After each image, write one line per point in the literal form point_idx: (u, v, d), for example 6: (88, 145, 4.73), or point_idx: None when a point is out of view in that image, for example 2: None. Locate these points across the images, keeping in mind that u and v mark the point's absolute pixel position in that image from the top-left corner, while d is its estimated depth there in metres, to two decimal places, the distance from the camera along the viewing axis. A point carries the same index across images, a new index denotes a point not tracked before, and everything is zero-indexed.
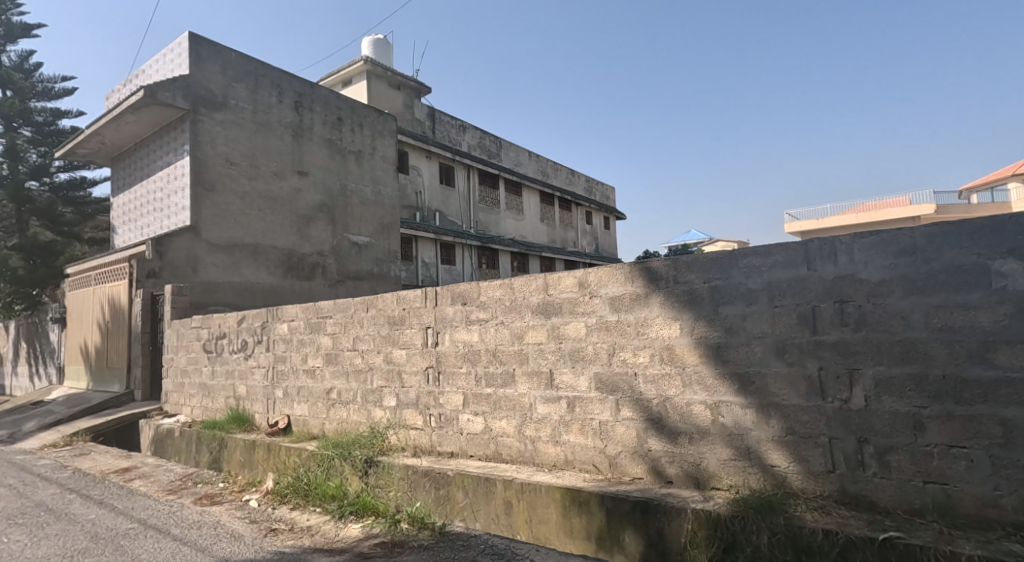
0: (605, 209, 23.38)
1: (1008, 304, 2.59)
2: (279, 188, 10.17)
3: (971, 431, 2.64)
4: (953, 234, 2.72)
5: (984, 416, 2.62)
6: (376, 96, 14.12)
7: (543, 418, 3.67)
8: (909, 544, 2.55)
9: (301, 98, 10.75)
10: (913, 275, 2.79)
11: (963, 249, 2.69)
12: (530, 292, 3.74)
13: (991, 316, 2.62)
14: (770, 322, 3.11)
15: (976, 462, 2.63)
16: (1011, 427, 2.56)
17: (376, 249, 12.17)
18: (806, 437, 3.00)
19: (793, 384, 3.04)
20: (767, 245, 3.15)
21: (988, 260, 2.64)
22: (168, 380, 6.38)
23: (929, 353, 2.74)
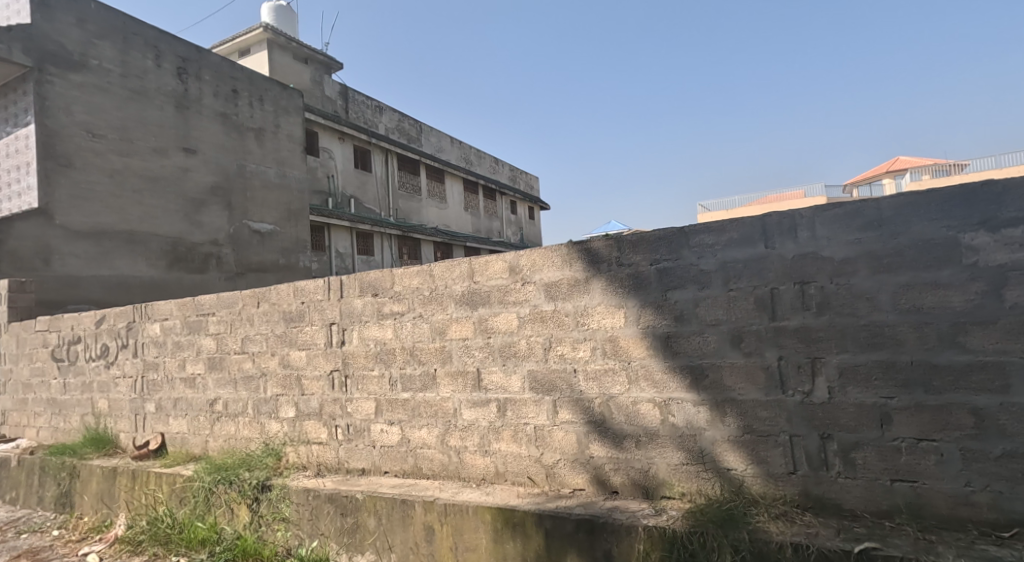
0: (530, 199, 23.30)
1: (980, 281, 2.50)
2: (159, 166, 9.18)
3: (940, 423, 2.58)
4: (921, 206, 2.56)
5: (954, 405, 2.56)
6: (277, 67, 13.16)
7: (470, 425, 3.20)
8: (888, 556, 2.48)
9: (185, 65, 9.80)
10: (881, 251, 2.61)
11: (933, 222, 2.55)
12: (453, 280, 3.26)
13: (961, 296, 2.52)
14: (725, 309, 2.80)
15: (946, 457, 2.58)
16: (983, 417, 2.52)
17: (284, 237, 11.34)
18: (766, 436, 2.78)
19: (751, 376, 2.78)
20: (720, 221, 2.80)
21: (958, 234, 2.52)
22: (6, 398, 5.45)
23: (897, 337, 2.61)
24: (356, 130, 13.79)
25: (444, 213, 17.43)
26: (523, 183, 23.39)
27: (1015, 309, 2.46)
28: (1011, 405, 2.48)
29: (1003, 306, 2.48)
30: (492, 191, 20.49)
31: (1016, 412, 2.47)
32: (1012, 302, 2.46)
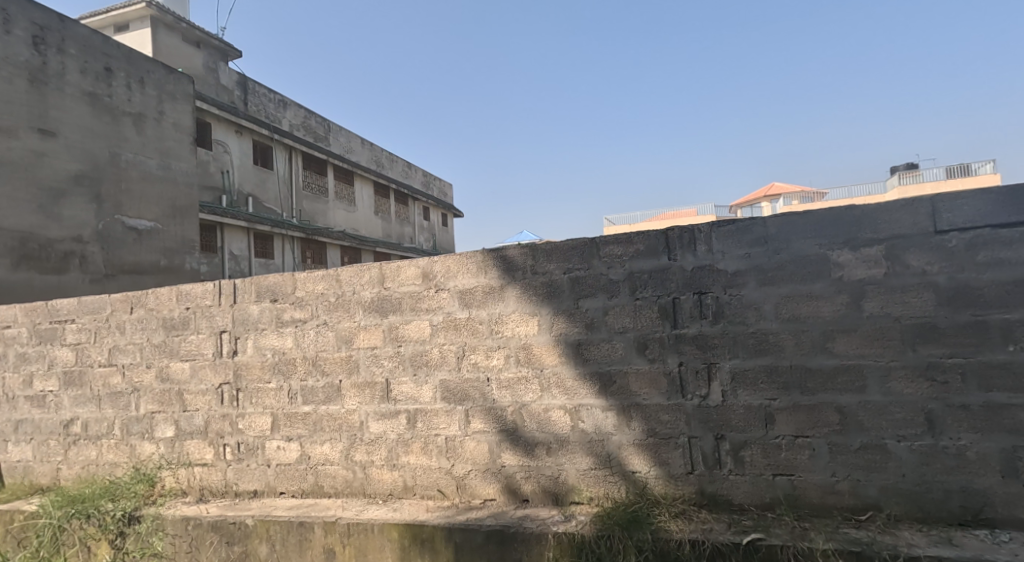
0: (443, 205, 23.09)
1: (845, 294, 2.85)
2: (6, 147, 7.29)
3: (813, 421, 2.88)
4: (800, 226, 2.88)
5: (824, 405, 2.87)
6: (161, 48, 11.83)
7: (377, 438, 3.18)
8: (771, 546, 2.72)
9: (42, 31, 7.99)
10: (767, 264, 2.89)
11: (809, 240, 2.88)
12: (361, 285, 3.21)
13: (830, 306, 2.86)
14: (631, 317, 2.97)
15: (817, 451, 2.88)
16: (845, 414, 2.86)
17: (167, 237, 9.64)
18: (667, 439, 2.95)
19: (654, 382, 2.95)
20: (629, 233, 2.97)
21: (828, 251, 2.87)
22: None
23: (779, 344, 2.88)
24: (255, 124, 12.59)
25: (354, 215, 16.67)
26: (436, 189, 23.10)
27: (871, 318, 2.84)
28: (868, 402, 2.84)
29: (863, 315, 2.84)
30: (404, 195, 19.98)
31: (872, 409, 2.84)
32: (869, 312, 2.84)
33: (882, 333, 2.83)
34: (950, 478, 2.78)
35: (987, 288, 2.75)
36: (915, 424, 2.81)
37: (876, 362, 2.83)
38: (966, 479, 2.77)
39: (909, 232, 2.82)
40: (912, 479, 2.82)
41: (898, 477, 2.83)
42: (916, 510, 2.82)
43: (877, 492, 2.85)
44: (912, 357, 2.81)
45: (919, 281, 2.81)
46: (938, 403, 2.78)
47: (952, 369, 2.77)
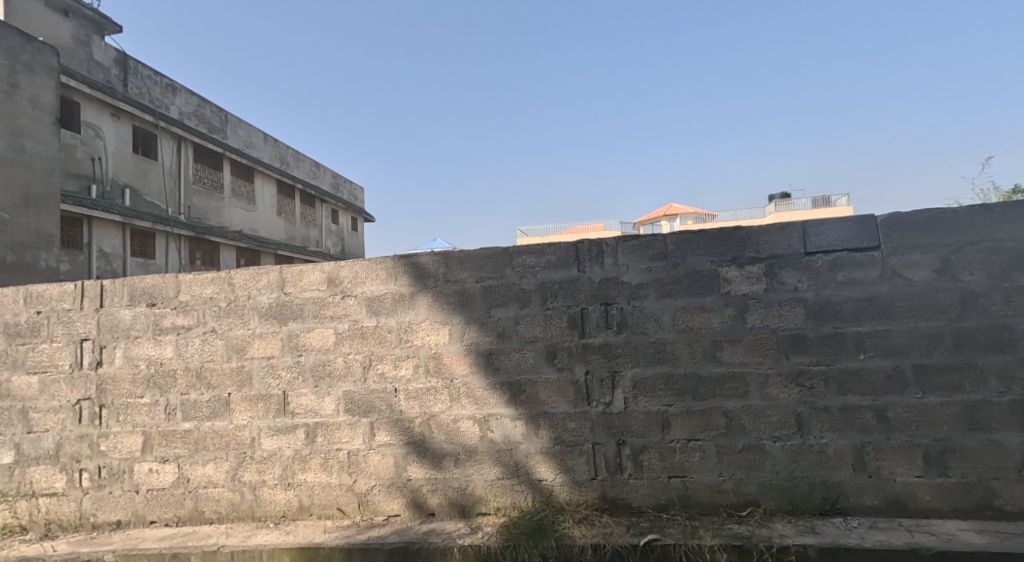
0: (353, 207, 22.09)
1: (732, 307, 3.10)
2: None
3: (703, 425, 3.09)
4: (696, 242, 3.09)
5: (713, 409, 3.09)
6: (18, 11, 10.06)
7: (270, 454, 3.16)
8: (665, 545, 2.89)
9: None
10: (665, 277, 3.08)
11: (702, 256, 3.10)
12: (258, 289, 3.21)
13: (719, 318, 3.09)
14: (541, 326, 3.11)
15: (706, 453, 3.09)
16: (731, 418, 3.09)
17: (15, 228, 7.69)
18: (573, 445, 3.10)
19: (562, 390, 3.10)
20: (541, 244, 3.12)
21: (718, 267, 3.10)
22: None
23: (675, 352, 3.08)
24: (135, 108, 11.16)
25: (252, 215, 15.37)
26: (345, 192, 22.05)
27: (753, 329, 3.10)
28: (750, 407, 3.10)
29: (746, 327, 3.11)
30: (309, 196, 18.83)
31: (752, 413, 3.10)
32: (751, 324, 3.10)
33: (761, 343, 3.10)
34: (814, 473, 3.11)
35: (845, 304, 3.12)
36: (787, 425, 3.10)
37: (757, 371, 3.10)
38: (826, 473, 3.11)
39: (785, 252, 3.13)
40: (784, 475, 3.11)
41: (773, 474, 3.11)
42: (787, 504, 3.11)
43: (755, 489, 3.11)
44: (785, 365, 3.11)
45: (792, 297, 3.13)
46: (806, 406, 3.10)
47: (817, 376, 3.10)
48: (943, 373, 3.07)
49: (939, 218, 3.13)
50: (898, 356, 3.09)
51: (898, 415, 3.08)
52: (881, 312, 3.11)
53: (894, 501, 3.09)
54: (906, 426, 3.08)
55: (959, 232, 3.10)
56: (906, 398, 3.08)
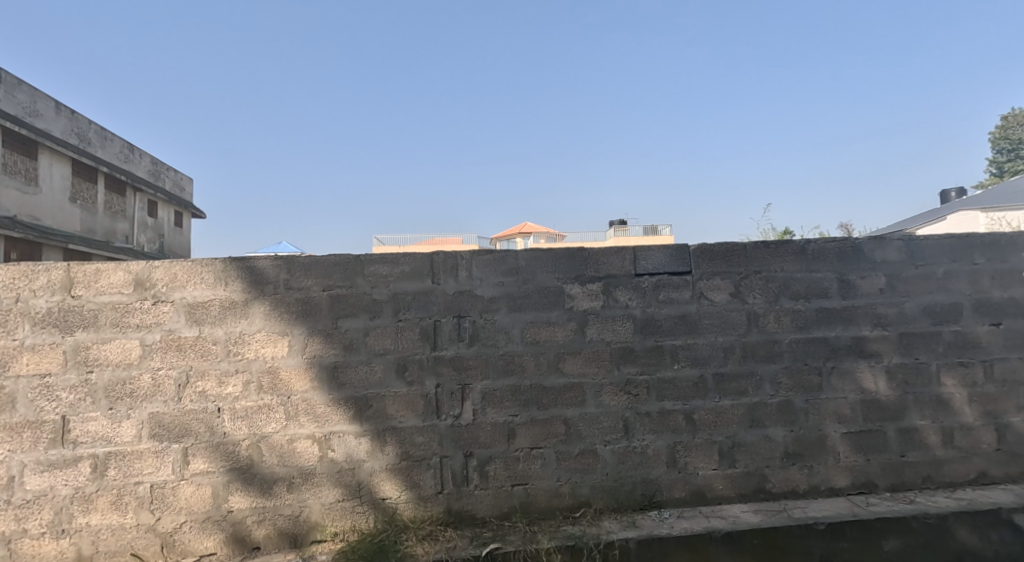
0: (177, 199, 19.04)
1: (574, 321, 3.37)
2: None
3: (545, 433, 3.30)
4: (544, 260, 3.34)
5: (554, 418, 3.31)
6: None
7: (37, 496, 2.90)
8: (505, 552, 3.01)
9: None
10: (516, 292, 3.30)
11: (549, 273, 3.36)
12: (36, 290, 2.94)
13: (563, 332, 3.35)
14: (392, 338, 3.17)
15: (546, 460, 3.30)
16: (569, 425, 3.33)
17: None
18: (420, 460, 3.17)
19: (411, 404, 3.17)
20: (395, 254, 3.20)
21: (563, 284, 3.37)
22: None
23: (522, 364, 3.28)
24: None
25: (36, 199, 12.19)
26: (167, 180, 18.98)
27: (591, 342, 3.38)
28: (586, 414, 3.36)
29: (585, 340, 3.38)
30: (118, 183, 15.79)
31: (588, 420, 3.36)
32: (590, 337, 3.38)
33: (597, 356, 3.39)
34: (635, 472, 3.43)
35: (664, 320, 3.52)
36: (616, 430, 3.40)
37: (593, 381, 3.37)
38: (645, 472, 3.46)
39: (618, 273, 3.46)
40: (612, 476, 3.40)
41: (603, 476, 3.38)
42: (613, 502, 3.39)
43: (588, 491, 3.36)
44: (616, 375, 3.41)
45: (623, 313, 3.46)
46: (632, 411, 3.43)
47: (642, 384, 3.45)
48: (735, 380, 3.62)
49: (733, 250, 3.68)
50: (702, 366, 3.56)
51: (701, 417, 3.55)
52: (692, 327, 3.56)
53: (695, 492, 3.55)
54: (707, 426, 3.55)
55: (746, 262, 3.69)
56: (707, 401, 3.56)
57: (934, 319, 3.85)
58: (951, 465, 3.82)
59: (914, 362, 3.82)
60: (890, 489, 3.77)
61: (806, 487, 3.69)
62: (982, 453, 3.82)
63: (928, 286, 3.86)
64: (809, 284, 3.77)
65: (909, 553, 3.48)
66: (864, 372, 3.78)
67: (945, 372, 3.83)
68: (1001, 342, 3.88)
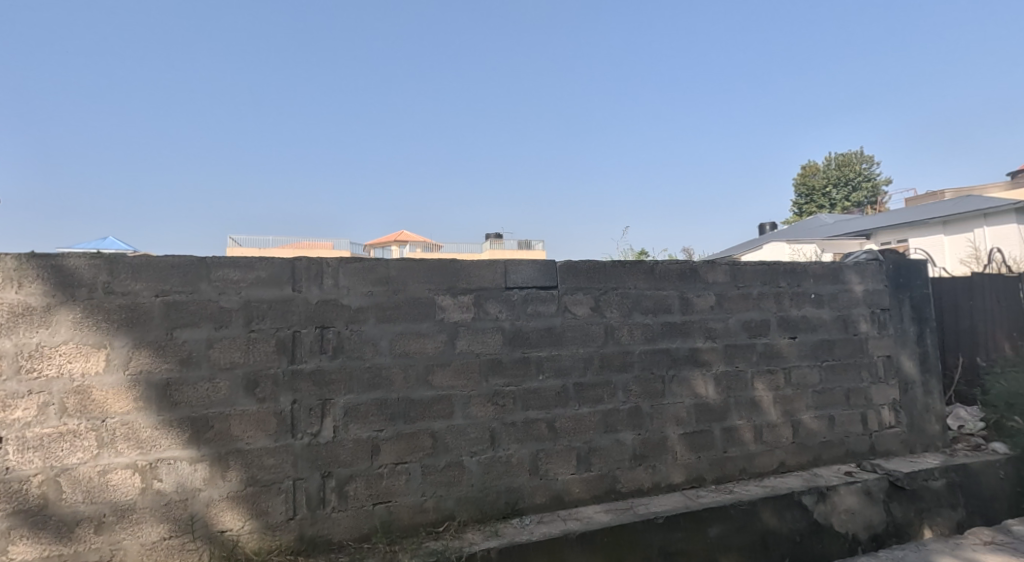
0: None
1: (445, 333, 3.53)
2: None
3: (411, 447, 3.39)
4: (415, 271, 3.49)
5: (421, 431, 3.42)
6: None
7: None
8: None
9: None
10: (387, 302, 3.42)
11: (421, 284, 3.51)
12: None
13: (433, 344, 3.50)
14: (241, 351, 3.07)
15: (412, 475, 3.38)
16: (437, 438, 3.45)
17: None
18: (269, 485, 3.08)
19: (261, 423, 3.08)
20: (249, 259, 3.13)
21: (435, 295, 3.53)
22: None
23: (389, 377, 3.37)
24: None
25: None
26: None
27: (461, 354, 3.56)
28: (453, 426, 3.49)
29: (455, 352, 3.55)
30: None
31: (455, 432, 3.49)
32: (460, 348, 3.56)
33: (467, 367, 3.56)
34: (500, 481, 3.59)
35: (531, 332, 3.75)
36: (482, 440, 3.55)
37: (461, 392, 3.53)
38: (510, 481, 3.62)
39: (489, 285, 3.68)
40: (478, 487, 3.53)
41: (468, 488, 3.51)
42: (478, 513, 3.51)
43: (453, 503, 3.46)
44: (484, 387, 3.60)
45: (493, 325, 3.66)
46: (499, 422, 3.61)
47: (508, 395, 3.65)
48: (592, 388, 3.88)
49: (596, 269, 3.97)
50: (564, 377, 3.81)
51: (562, 425, 3.77)
52: (556, 339, 3.82)
53: (554, 497, 3.73)
54: (567, 433, 3.79)
55: (605, 280, 3.99)
56: (568, 409, 3.80)
57: (750, 333, 4.42)
58: (761, 459, 4.37)
59: (735, 370, 4.34)
60: (716, 482, 4.20)
61: (650, 485, 4.00)
62: (782, 447, 4.44)
63: (746, 305, 4.43)
64: (656, 301, 4.13)
65: (729, 538, 3.87)
66: (697, 379, 4.18)
67: (758, 378, 4.41)
68: (797, 352, 4.58)
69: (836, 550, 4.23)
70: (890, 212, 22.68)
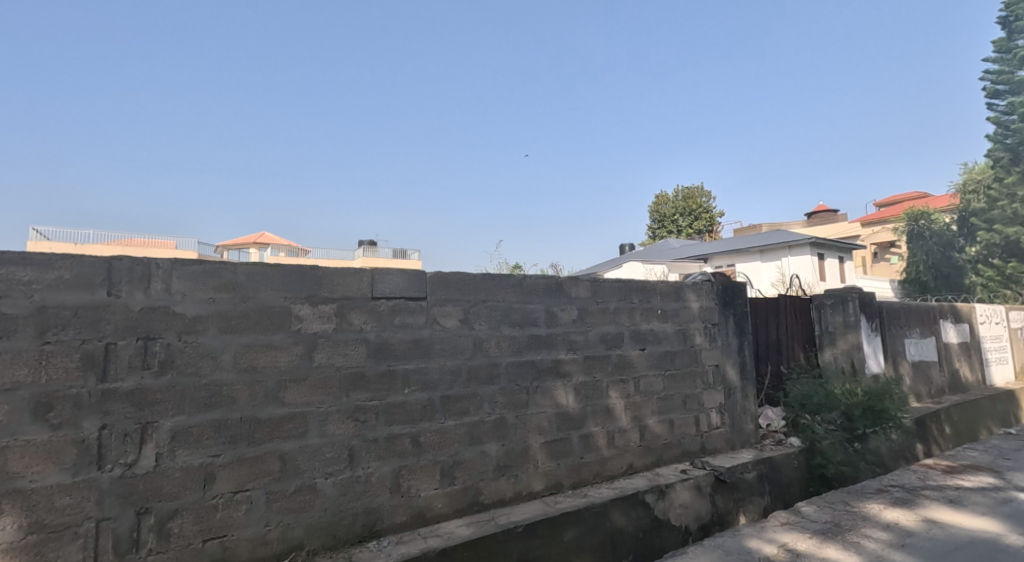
0: None
1: (300, 345, 3.29)
2: None
3: (255, 473, 3.09)
4: (268, 277, 3.24)
5: (268, 454, 3.14)
6: None
7: None
8: None
9: None
10: (231, 312, 3.12)
11: (275, 291, 3.26)
12: None
13: (286, 356, 3.25)
14: (32, 369, 2.62)
15: (254, 503, 3.08)
16: (286, 460, 3.18)
17: None
18: (61, 530, 2.63)
19: (55, 454, 2.64)
20: (52, 257, 2.71)
21: (291, 304, 3.29)
22: None
23: (231, 396, 3.07)
24: None
25: None
26: None
27: (318, 368, 3.33)
28: (306, 446, 3.24)
29: (312, 365, 3.32)
30: None
31: (308, 452, 3.24)
32: (317, 362, 3.33)
33: (325, 382, 3.34)
34: (358, 502, 3.36)
35: (398, 344, 3.60)
36: (339, 460, 3.33)
37: (317, 409, 3.30)
38: (368, 501, 3.40)
39: (354, 295, 3.49)
40: (331, 511, 3.28)
41: (320, 513, 3.25)
42: (330, 539, 3.26)
43: (302, 531, 3.19)
44: (344, 402, 3.38)
45: (356, 337, 3.47)
46: (358, 439, 3.40)
47: (371, 410, 3.45)
48: (458, 401, 3.77)
49: (467, 280, 3.90)
50: (432, 390, 3.67)
51: (427, 439, 3.62)
52: (423, 351, 3.68)
53: (416, 515, 3.54)
54: (432, 448, 3.63)
55: (475, 291, 3.92)
56: (433, 423, 3.65)
57: (607, 345, 4.55)
58: (612, 462, 4.47)
59: (593, 379, 4.43)
60: (572, 487, 4.21)
61: (512, 494, 3.93)
62: (631, 449, 4.58)
63: (604, 319, 4.56)
64: (523, 314, 4.13)
65: (582, 540, 3.85)
66: (558, 389, 4.23)
67: (612, 387, 4.53)
68: (646, 362, 4.80)
69: (672, 542, 4.38)
70: (721, 241, 25.29)
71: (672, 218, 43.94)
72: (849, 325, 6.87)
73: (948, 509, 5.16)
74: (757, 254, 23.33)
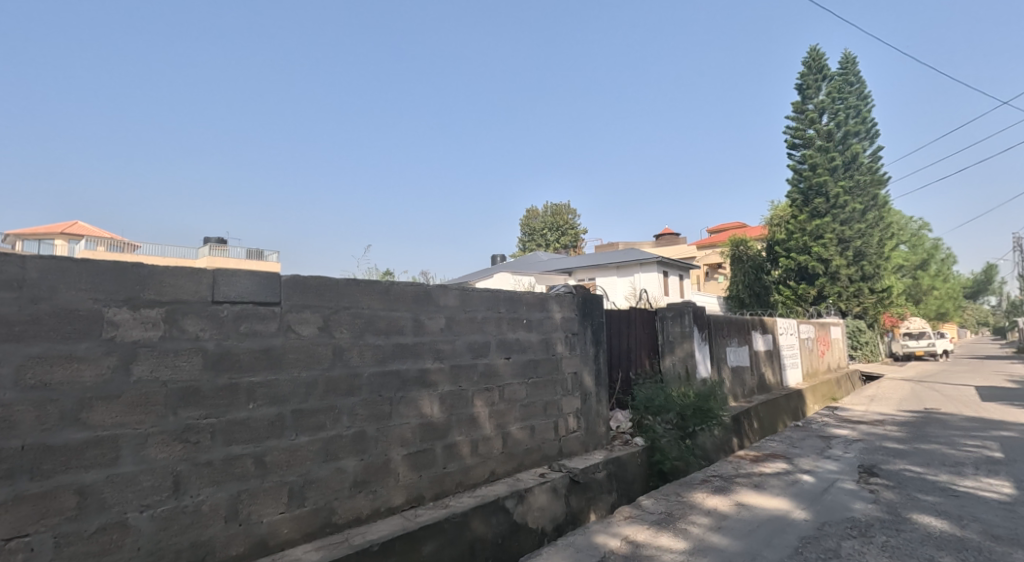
0: None
1: (113, 356, 2.72)
2: None
3: (40, 513, 2.49)
4: (73, 274, 2.65)
5: (61, 488, 2.54)
6: None
7: None
8: None
9: None
10: (14, 317, 2.50)
11: (80, 292, 2.66)
12: None
13: (94, 370, 2.66)
14: None
15: (36, 551, 2.47)
16: (85, 494, 2.59)
17: None
18: None
19: None
20: None
21: (103, 307, 2.71)
22: None
23: (10, 419, 2.46)
24: None
25: None
26: None
27: (138, 383, 2.77)
28: (115, 476, 2.67)
29: (129, 380, 2.75)
30: None
31: (118, 483, 2.67)
32: (137, 376, 2.77)
33: (145, 399, 2.78)
34: (182, 537, 2.83)
35: (242, 355, 3.11)
36: (160, 489, 2.79)
37: (133, 431, 2.73)
38: (196, 534, 2.88)
39: (189, 298, 2.96)
40: (146, 550, 2.73)
41: (132, 554, 2.69)
42: None
43: None
44: (171, 422, 2.85)
45: (191, 346, 2.95)
46: (187, 463, 2.87)
47: (205, 429, 2.94)
48: (313, 415, 3.35)
49: (328, 285, 3.50)
50: (281, 404, 3.23)
51: (273, 459, 3.17)
52: (273, 362, 3.22)
53: (256, 544, 3.07)
54: (278, 468, 3.18)
55: (337, 297, 3.53)
56: (282, 441, 3.21)
57: (473, 353, 4.34)
58: (475, 471, 4.25)
59: (459, 389, 4.19)
60: (433, 500, 3.92)
61: (369, 512, 3.56)
62: (494, 457, 4.39)
63: (472, 327, 4.34)
64: (388, 322, 3.79)
65: (441, 553, 3.57)
66: (423, 399, 3.94)
67: (477, 396, 4.32)
68: (511, 370, 4.65)
69: (530, 543, 4.20)
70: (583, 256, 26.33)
71: (541, 233, 45.29)
72: (686, 335, 7.30)
73: (753, 492, 5.55)
74: (614, 269, 24.52)
